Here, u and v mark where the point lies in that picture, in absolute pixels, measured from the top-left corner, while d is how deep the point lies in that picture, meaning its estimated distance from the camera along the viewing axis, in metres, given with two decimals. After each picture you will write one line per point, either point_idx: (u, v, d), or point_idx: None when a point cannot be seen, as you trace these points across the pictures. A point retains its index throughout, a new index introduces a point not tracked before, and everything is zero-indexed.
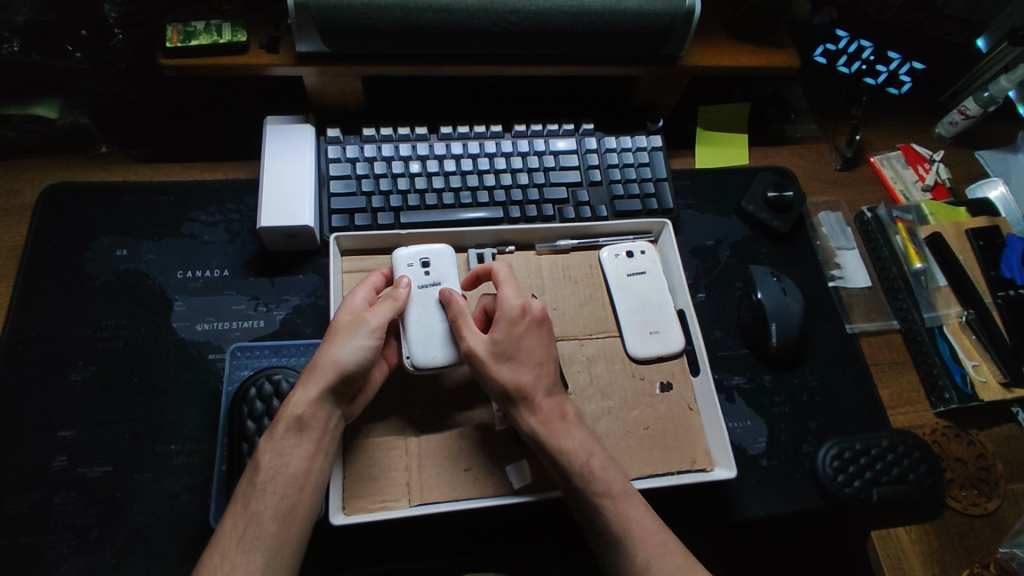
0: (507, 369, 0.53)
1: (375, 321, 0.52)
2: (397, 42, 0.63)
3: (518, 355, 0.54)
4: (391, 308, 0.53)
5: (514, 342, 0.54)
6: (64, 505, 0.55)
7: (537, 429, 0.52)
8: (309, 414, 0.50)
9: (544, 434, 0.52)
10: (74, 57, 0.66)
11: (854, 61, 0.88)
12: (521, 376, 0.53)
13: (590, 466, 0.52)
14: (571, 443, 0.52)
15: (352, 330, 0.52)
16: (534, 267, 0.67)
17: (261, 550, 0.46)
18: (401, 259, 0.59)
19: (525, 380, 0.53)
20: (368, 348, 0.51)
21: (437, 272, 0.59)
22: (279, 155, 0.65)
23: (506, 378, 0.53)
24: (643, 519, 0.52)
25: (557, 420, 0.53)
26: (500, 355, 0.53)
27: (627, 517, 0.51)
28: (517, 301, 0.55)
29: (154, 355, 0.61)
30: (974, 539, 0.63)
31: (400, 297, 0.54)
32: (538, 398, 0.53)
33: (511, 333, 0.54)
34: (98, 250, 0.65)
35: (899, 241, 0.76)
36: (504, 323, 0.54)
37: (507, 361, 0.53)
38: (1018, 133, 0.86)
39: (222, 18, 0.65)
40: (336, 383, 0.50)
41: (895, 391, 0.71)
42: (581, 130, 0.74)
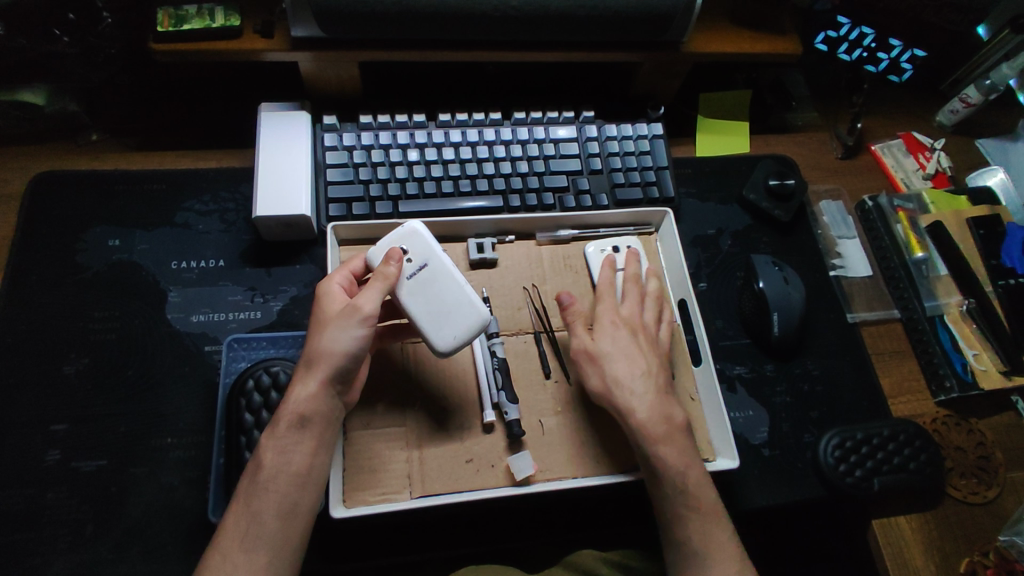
0: (613, 372, 0.55)
1: (364, 307, 0.50)
2: (395, 27, 0.62)
3: (616, 356, 0.56)
4: (380, 290, 0.52)
5: (613, 346, 0.56)
6: (58, 500, 0.54)
7: (640, 431, 0.53)
8: (311, 410, 0.48)
9: (645, 435, 0.52)
10: (62, 41, 0.63)
11: (855, 48, 0.86)
12: (630, 372, 0.55)
13: (685, 476, 0.52)
14: (673, 453, 0.52)
15: (343, 318, 0.50)
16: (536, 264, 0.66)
17: (263, 549, 0.45)
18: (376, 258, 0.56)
19: (631, 379, 0.55)
20: (360, 336, 0.50)
21: (417, 257, 0.56)
22: (275, 142, 0.64)
23: (610, 379, 0.55)
24: (721, 533, 0.52)
25: (663, 420, 0.53)
26: (608, 355, 0.56)
27: (704, 532, 0.51)
28: (614, 311, 0.59)
29: (149, 347, 0.60)
30: (974, 527, 0.63)
31: (391, 276, 0.53)
32: (642, 398, 0.54)
33: (614, 337, 0.57)
34: (90, 240, 0.63)
35: (900, 230, 0.76)
36: (607, 329, 0.57)
37: (613, 362, 0.55)
38: (1017, 121, 0.86)
39: (215, 2, 0.63)
40: (334, 374, 0.50)
41: (896, 379, 0.70)
42: (582, 118, 0.73)
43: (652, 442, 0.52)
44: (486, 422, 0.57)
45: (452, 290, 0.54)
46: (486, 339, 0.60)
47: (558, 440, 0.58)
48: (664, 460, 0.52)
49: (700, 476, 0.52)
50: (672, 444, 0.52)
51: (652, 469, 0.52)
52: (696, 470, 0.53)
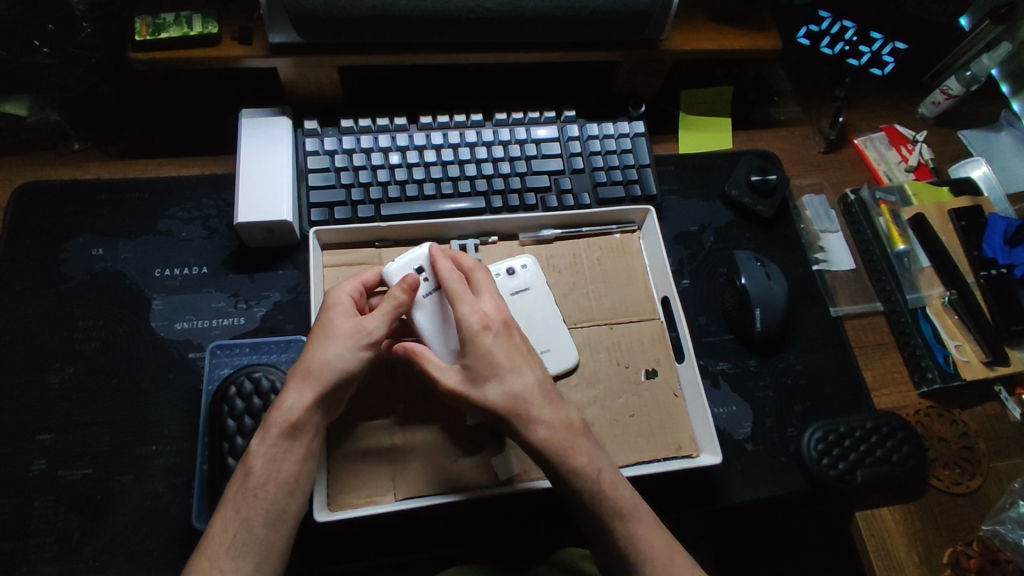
0: (501, 394, 0.51)
1: (373, 327, 0.52)
2: (374, 31, 0.62)
3: (501, 368, 0.51)
4: (388, 311, 0.52)
5: (482, 361, 0.51)
6: (45, 509, 0.55)
7: (546, 448, 0.50)
8: (302, 420, 0.49)
9: (553, 450, 0.50)
10: (41, 52, 0.64)
11: (837, 42, 0.82)
12: (518, 383, 0.51)
13: (600, 485, 0.50)
14: (583, 461, 0.51)
15: (348, 336, 0.51)
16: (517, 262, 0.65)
17: (252, 556, 0.46)
18: (394, 274, 0.58)
19: (520, 396, 0.51)
20: (362, 356, 0.51)
21: (434, 276, 0.58)
22: (256, 148, 0.64)
23: (495, 401, 0.51)
24: (658, 542, 0.51)
25: (563, 430, 0.51)
26: (499, 367, 0.51)
27: (639, 538, 0.50)
28: (476, 313, 0.53)
29: (134, 355, 0.61)
30: (957, 517, 0.64)
31: (402, 301, 0.53)
32: (537, 414, 0.51)
33: (487, 348, 0.52)
34: (73, 249, 0.64)
35: (882, 223, 0.76)
36: (484, 341, 0.52)
37: (496, 381, 0.51)
38: (1000, 112, 0.86)
39: (193, 9, 0.63)
40: (331, 388, 0.50)
41: (879, 372, 0.71)
42: (563, 117, 0.73)
43: (560, 457, 0.50)
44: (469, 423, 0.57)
45: None
46: None
47: None
48: (578, 471, 0.50)
49: (614, 477, 0.52)
50: (577, 453, 0.51)
51: (566, 482, 0.50)
52: (612, 474, 0.52)
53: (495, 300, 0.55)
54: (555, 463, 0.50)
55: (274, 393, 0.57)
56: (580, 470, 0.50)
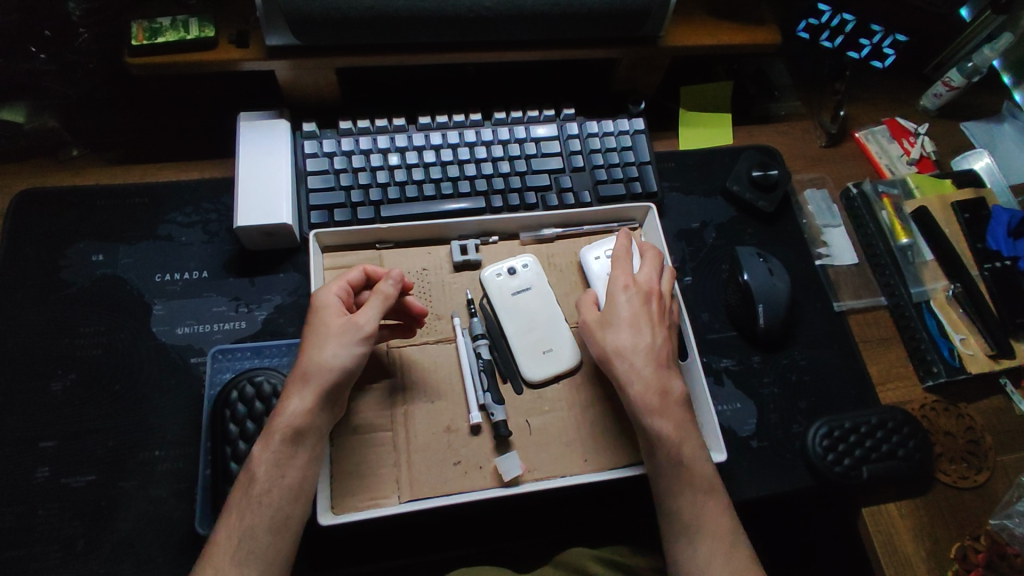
0: (611, 342, 0.55)
1: (365, 324, 0.52)
2: (371, 33, 0.62)
3: (620, 325, 0.56)
4: (378, 307, 0.52)
5: (612, 314, 0.56)
6: (49, 516, 0.55)
7: (636, 402, 0.53)
8: (305, 424, 0.49)
9: (638, 405, 0.53)
10: (38, 58, 0.66)
11: (837, 35, 0.88)
12: (636, 341, 0.55)
13: (680, 450, 0.52)
14: (668, 426, 0.52)
15: (344, 335, 0.51)
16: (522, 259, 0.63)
17: (258, 562, 0.46)
18: (490, 273, 0.62)
19: (625, 352, 0.54)
20: (358, 354, 0.51)
21: (521, 281, 0.62)
22: (255, 152, 0.64)
23: (605, 349, 0.55)
24: (719, 516, 0.51)
25: (658, 393, 0.53)
26: (619, 325, 0.56)
27: (704, 512, 0.51)
28: (626, 276, 0.58)
29: (135, 361, 0.60)
30: (964, 511, 0.63)
31: (390, 295, 0.53)
32: (638, 369, 0.54)
33: (617, 303, 0.57)
34: (73, 256, 0.64)
35: (884, 217, 0.75)
36: (615, 296, 0.57)
37: (615, 332, 0.55)
38: (1002, 102, 0.86)
39: (190, 13, 0.63)
40: (329, 389, 0.50)
41: (883, 367, 0.71)
42: (562, 115, 0.73)
43: (648, 414, 0.53)
44: (472, 424, 0.57)
45: (551, 325, 0.61)
46: (471, 340, 0.61)
47: (547, 441, 0.58)
48: (658, 432, 0.52)
49: (693, 449, 0.53)
50: (665, 416, 0.53)
51: (647, 437, 0.53)
52: (692, 447, 0.53)
53: (654, 270, 0.59)
54: (639, 418, 0.53)
55: (275, 397, 0.57)
56: (659, 433, 0.52)
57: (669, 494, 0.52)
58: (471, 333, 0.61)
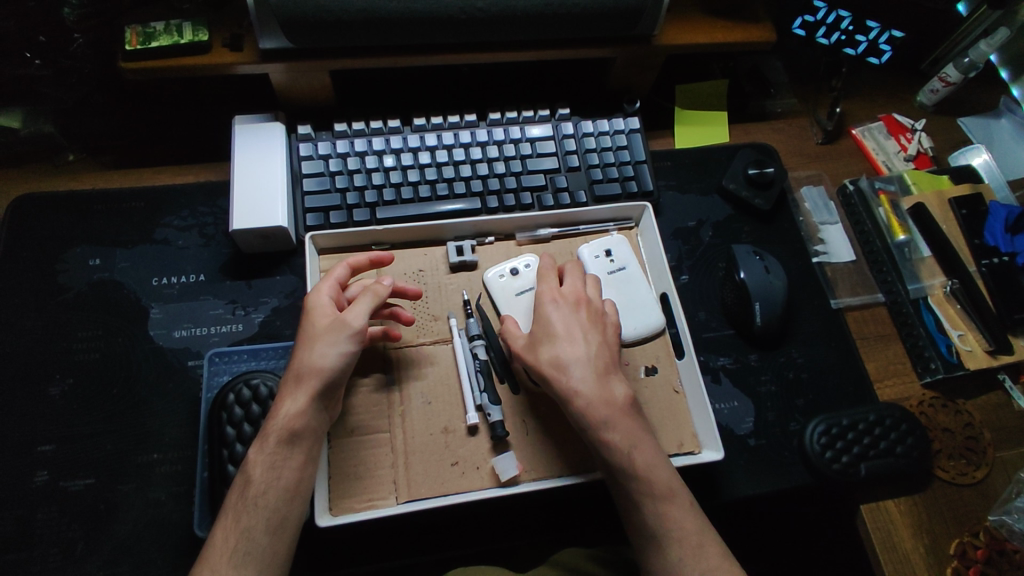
0: (548, 357, 0.54)
1: (354, 322, 0.52)
2: (365, 35, 0.62)
3: (555, 338, 0.54)
4: (370, 304, 0.53)
5: (541, 328, 0.55)
6: (48, 520, 0.55)
7: (581, 415, 0.52)
8: (299, 425, 0.49)
9: (584, 417, 0.52)
10: (33, 64, 0.66)
11: (832, 32, 0.81)
12: (574, 352, 0.54)
13: (633, 459, 0.51)
14: (618, 434, 0.51)
15: (334, 334, 0.51)
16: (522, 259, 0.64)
17: (255, 563, 0.46)
18: (492, 275, 0.63)
19: (563, 364, 0.53)
20: (347, 352, 0.51)
21: (524, 279, 0.63)
22: (250, 155, 0.65)
23: (541, 363, 0.54)
24: (686, 521, 0.50)
25: (604, 404, 0.52)
26: (554, 339, 0.54)
27: (668, 519, 0.50)
28: (549, 291, 0.58)
29: (133, 365, 0.61)
30: (963, 508, 0.63)
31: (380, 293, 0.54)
32: (578, 381, 0.52)
33: (546, 318, 0.56)
34: (70, 260, 0.64)
35: (882, 214, 0.76)
36: (545, 311, 0.56)
37: (550, 345, 0.54)
38: (999, 98, 0.86)
39: (183, 17, 0.63)
40: (322, 389, 0.50)
41: (881, 363, 0.70)
42: (557, 115, 0.73)
43: (597, 426, 0.51)
44: (470, 425, 0.57)
45: None
46: (468, 341, 0.61)
47: (545, 440, 0.58)
48: (610, 444, 0.51)
49: (649, 455, 0.51)
50: (614, 426, 0.51)
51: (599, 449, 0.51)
52: (648, 454, 0.51)
53: (579, 281, 0.59)
54: (590, 433, 0.51)
55: (272, 399, 0.57)
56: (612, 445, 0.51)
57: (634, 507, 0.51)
58: (468, 334, 0.61)
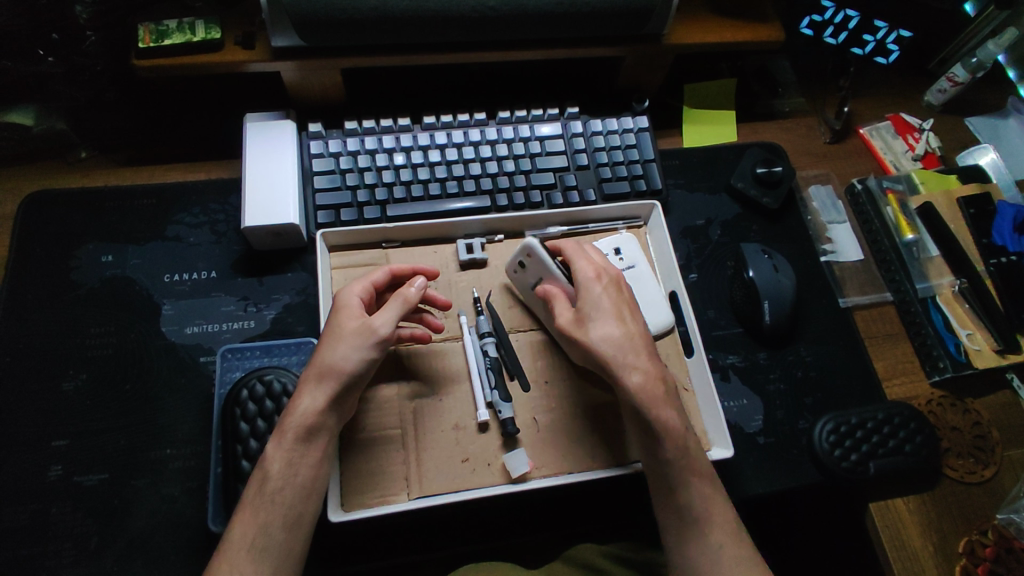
0: (603, 338, 0.53)
1: (379, 327, 0.51)
2: (376, 33, 0.62)
3: (605, 316, 0.54)
4: (398, 309, 0.53)
5: (591, 306, 0.54)
6: (61, 514, 0.55)
7: (638, 394, 0.51)
8: (317, 423, 0.49)
9: (642, 397, 0.51)
10: (46, 61, 0.65)
11: (840, 32, 0.88)
12: (623, 331, 0.53)
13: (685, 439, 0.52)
14: (670, 414, 0.52)
15: (357, 337, 0.51)
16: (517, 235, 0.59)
17: (271, 559, 0.46)
18: (518, 280, 0.62)
19: (620, 344, 0.53)
20: (368, 357, 0.51)
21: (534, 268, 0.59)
22: (262, 152, 0.65)
23: (597, 342, 0.53)
24: (720, 506, 0.52)
25: (657, 382, 0.52)
26: (603, 318, 0.54)
27: (711, 510, 0.51)
28: (590, 266, 0.56)
29: (145, 361, 0.61)
30: (972, 507, 0.63)
31: (410, 298, 0.53)
32: (634, 362, 0.52)
33: (595, 295, 0.54)
34: (83, 257, 0.64)
35: (890, 213, 0.76)
36: (590, 290, 0.55)
37: (600, 324, 0.53)
38: (1006, 98, 0.86)
39: (196, 15, 0.64)
40: (340, 390, 0.50)
41: (890, 362, 0.71)
42: (567, 114, 0.73)
43: (653, 405, 0.51)
44: (480, 422, 0.58)
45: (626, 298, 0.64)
46: (478, 338, 0.61)
47: (555, 438, 0.58)
48: (666, 424, 0.51)
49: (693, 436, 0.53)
50: (667, 404, 0.52)
51: (652, 429, 0.51)
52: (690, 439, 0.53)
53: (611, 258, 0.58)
54: (649, 413, 0.51)
55: (285, 395, 0.57)
56: (669, 425, 0.51)
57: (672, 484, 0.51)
58: (478, 331, 0.61)
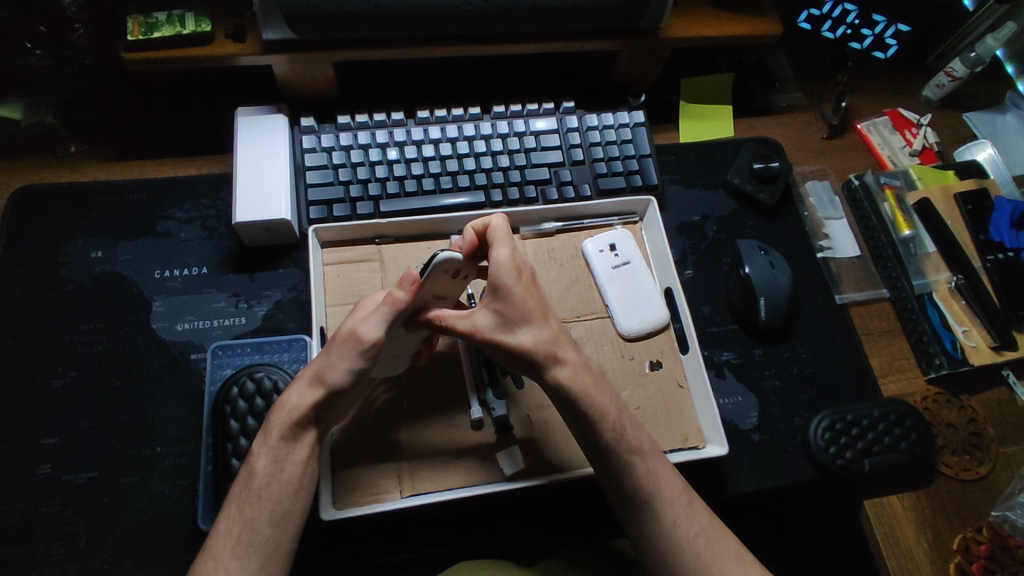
0: (534, 341, 0.49)
1: (367, 335, 0.48)
2: (368, 26, 0.61)
3: (528, 318, 0.49)
4: (386, 318, 0.48)
5: (515, 309, 0.49)
6: (51, 513, 0.55)
7: (568, 387, 0.50)
8: (302, 422, 0.48)
9: (575, 390, 0.50)
10: (34, 54, 0.65)
11: (838, 26, 0.87)
12: (545, 327, 0.50)
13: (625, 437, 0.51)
14: (605, 400, 0.51)
15: (345, 346, 0.48)
16: (445, 260, 0.47)
17: (257, 555, 0.46)
18: (591, 247, 0.66)
19: (546, 343, 0.50)
20: (358, 365, 0.48)
21: (624, 253, 0.66)
22: (253, 146, 0.64)
23: (526, 346, 0.49)
24: (671, 480, 0.51)
25: (586, 375, 0.51)
26: (526, 319, 0.49)
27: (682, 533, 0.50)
28: (510, 260, 0.49)
29: (135, 358, 0.60)
30: (966, 503, 0.63)
31: (400, 301, 0.47)
32: (562, 356, 0.50)
33: (520, 297, 0.49)
34: (72, 253, 0.63)
35: (887, 208, 0.75)
36: (511, 291, 0.49)
37: (526, 328, 0.49)
38: (1004, 93, 0.85)
39: (186, 7, 0.63)
40: (329, 397, 0.49)
41: (885, 359, 0.70)
42: (562, 109, 0.72)
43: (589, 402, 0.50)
44: (475, 419, 0.57)
45: (645, 290, 0.65)
46: None
47: (550, 436, 0.58)
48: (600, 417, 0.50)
49: (634, 425, 0.52)
50: (600, 398, 0.51)
51: (588, 420, 0.50)
52: (655, 457, 0.52)
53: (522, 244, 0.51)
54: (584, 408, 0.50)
55: (276, 392, 0.57)
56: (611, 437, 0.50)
57: (616, 476, 0.50)
58: None
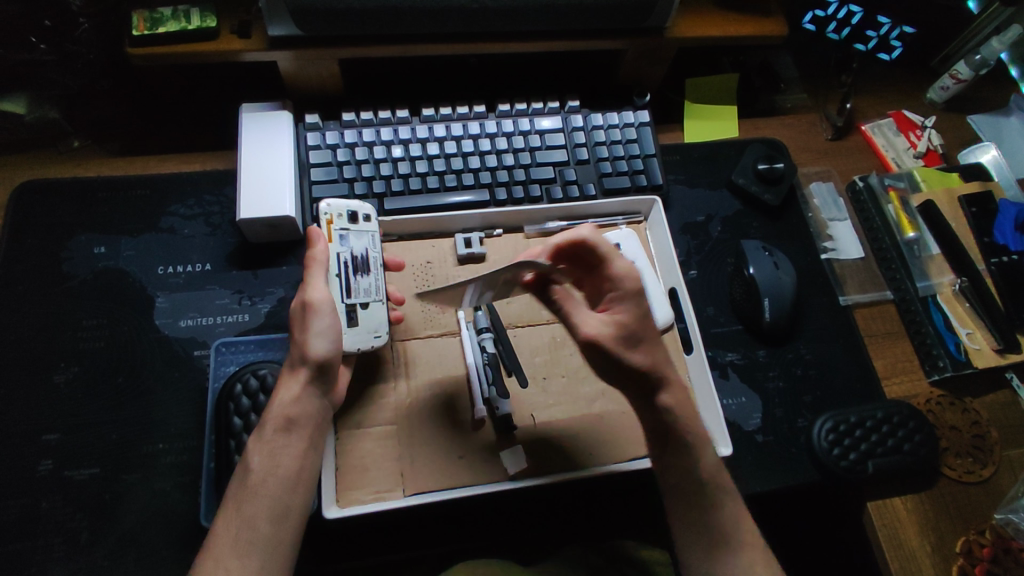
0: (649, 361, 0.49)
1: (317, 300, 0.51)
2: (374, 23, 0.61)
3: (648, 338, 0.50)
4: (322, 275, 0.52)
5: (641, 324, 0.49)
6: (52, 509, 0.54)
7: (674, 409, 0.50)
8: (297, 412, 0.49)
9: (680, 413, 0.50)
10: (39, 49, 0.64)
11: (843, 27, 0.86)
12: (663, 351, 0.51)
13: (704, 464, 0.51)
14: (698, 430, 0.51)
15: (303, 318, 0.51)
16: (332, 206, 0.57)
17: (257, 554, 0.45)
18: None
19: (660, 363, 0.50)
20: (328, 325, 0.51)
21: (629, 254, 0.66)
22: (258, 143, 0.64)
23: (641, 364, 0.49)
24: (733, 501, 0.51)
25: (688, 398, 0.51)
26: (648, 338, 0.50)
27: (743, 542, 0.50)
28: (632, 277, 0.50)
29: (138, 354, 0.60)
30: (970, 505, 0.63)
31: (321, 256, 0.53)
32: (670, 378, 0.50)
33: (647, 307, 0.50)
34: (75, 248, 0.63)
35: (891, 210, 0.75)
36: (632, 306, 0.50)
37: (645, 346, 0.49)
38: (1009, 96, 0.85)
39: (192, 3, 0.63)
40: (313, 372, 0.50)
41: (889, 361, 0.70)
42: (567, 108, 0.72)
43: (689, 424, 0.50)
44: (477, 418, 0.57)
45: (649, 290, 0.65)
46: (476, 334, 0.60)
47: (553, 436, 0.57)
48: (696, 441, 0.51)
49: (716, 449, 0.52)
50: (696, 424, 0.51)
51: (686, 445, 0.50)
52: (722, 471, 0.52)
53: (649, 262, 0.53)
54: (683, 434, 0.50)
55: None
56: (700, 458, 0.51)
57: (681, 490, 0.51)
58: (476, 327, 0.60)
